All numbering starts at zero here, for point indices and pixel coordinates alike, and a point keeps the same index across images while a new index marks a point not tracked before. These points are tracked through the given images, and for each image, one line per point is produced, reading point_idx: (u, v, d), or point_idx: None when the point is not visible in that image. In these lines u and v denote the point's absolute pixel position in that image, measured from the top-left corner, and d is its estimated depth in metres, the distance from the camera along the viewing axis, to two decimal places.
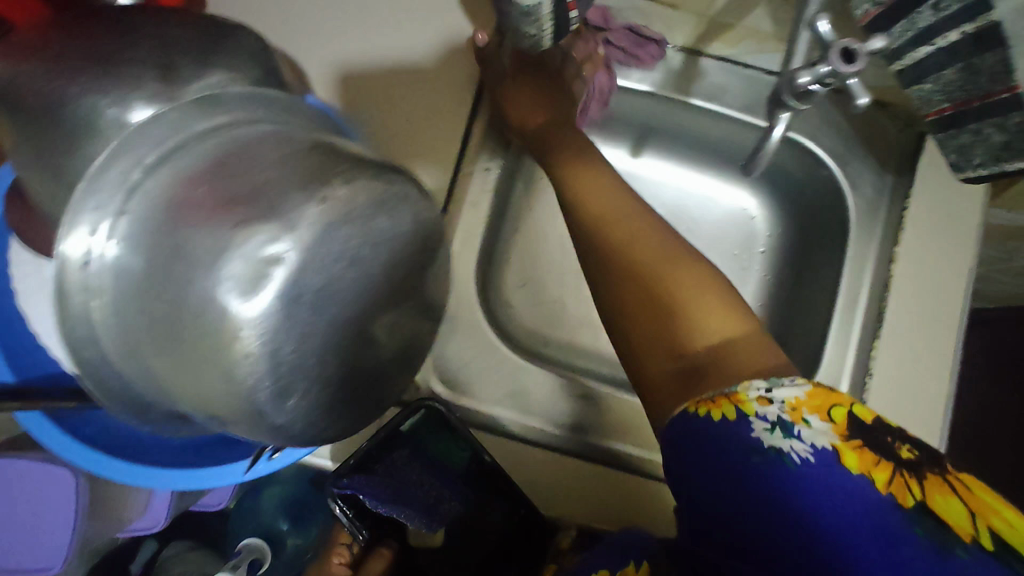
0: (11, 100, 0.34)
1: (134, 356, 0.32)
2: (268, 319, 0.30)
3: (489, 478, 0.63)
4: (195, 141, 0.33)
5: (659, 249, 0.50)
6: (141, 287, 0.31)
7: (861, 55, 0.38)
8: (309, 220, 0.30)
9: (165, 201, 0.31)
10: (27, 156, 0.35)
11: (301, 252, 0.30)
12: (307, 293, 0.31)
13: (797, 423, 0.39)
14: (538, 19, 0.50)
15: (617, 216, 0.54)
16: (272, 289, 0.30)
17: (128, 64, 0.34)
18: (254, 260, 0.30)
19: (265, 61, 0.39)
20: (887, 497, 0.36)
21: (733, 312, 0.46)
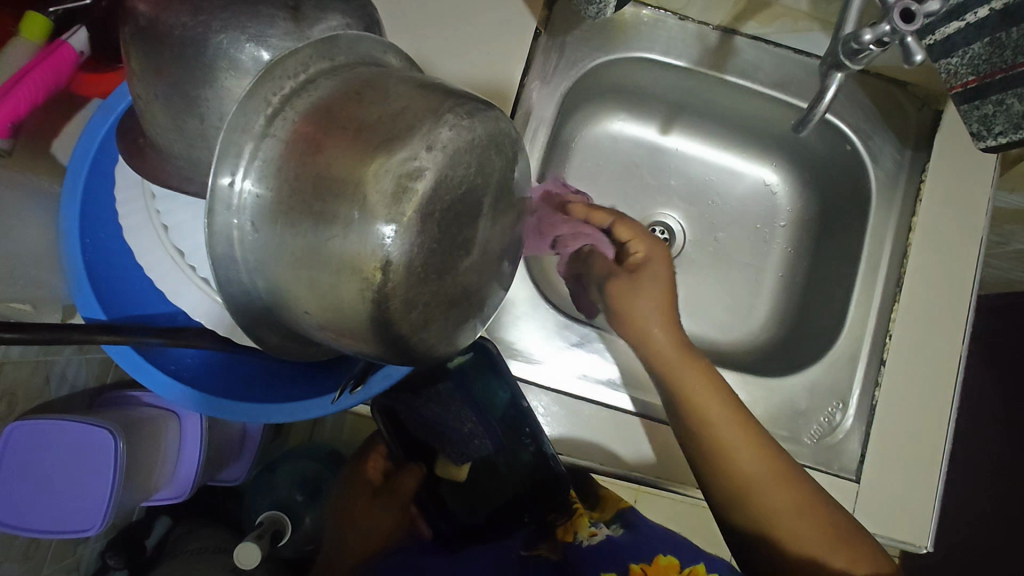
0: (154, 37, 0.37)
1: (269, 273, 0.36)
2: (407, 230, 0.34)
3: (519, 422, 0.69)
4: (325, 76, 0.36)
5: (798, 509, 0.63)
6: (282, 205, 0.35)
7: (919, 14, 0.43)
8: (442, 142, 0.34)
9: (305, 127, 0.35)
10: (159, 89, 0.38)
11: (437, 171, 0.34)
12: (438, 210, 0.35)
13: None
14: None
15: (762, 484, 0.64)
16: (413, 205, 0.34)
17: (261, 2, 0.37)
18: (398, 176, 0.33)
19: (368, 12, 0.42)
20: None
21: (853, 547, 0.62)
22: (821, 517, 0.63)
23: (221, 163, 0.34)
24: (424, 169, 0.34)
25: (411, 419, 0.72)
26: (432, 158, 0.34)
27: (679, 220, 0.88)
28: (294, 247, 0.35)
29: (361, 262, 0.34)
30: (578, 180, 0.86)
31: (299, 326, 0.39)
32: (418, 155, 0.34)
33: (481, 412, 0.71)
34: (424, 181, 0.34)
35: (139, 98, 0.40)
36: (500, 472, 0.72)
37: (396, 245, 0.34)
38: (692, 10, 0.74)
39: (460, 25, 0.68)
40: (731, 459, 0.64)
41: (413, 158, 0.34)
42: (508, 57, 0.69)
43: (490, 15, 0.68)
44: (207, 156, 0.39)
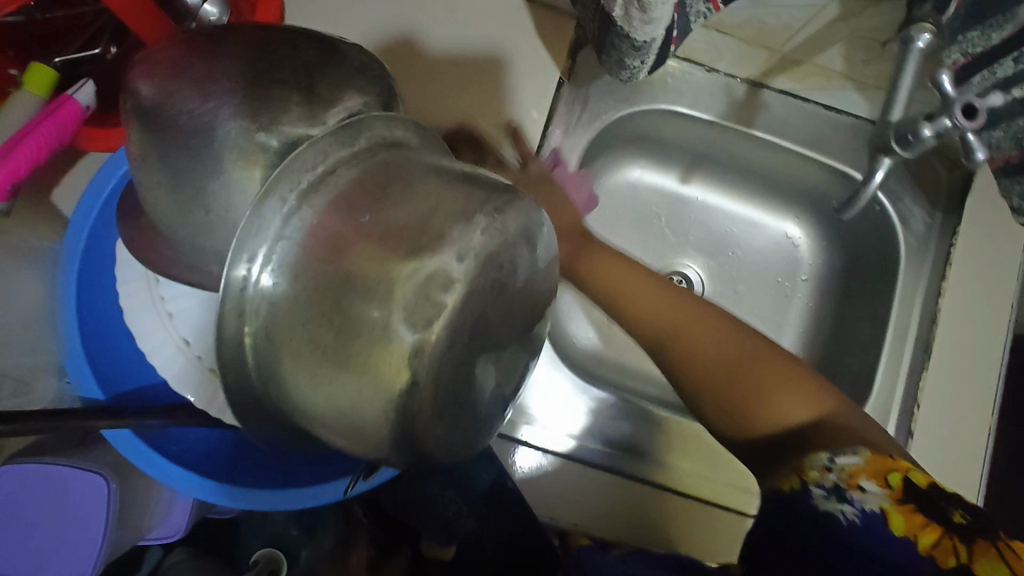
0: (161, 125, 0.35)
1: (284, 381, 0.34)
2: (434, 346, 0.32)
3: (496, 496, 0.69)
4: (346, 167, 0.34)
5: (730, 346, 0.53)
6: (302, 314, 0.32)
7: (982, 109, 0.41)
8: (472, 248, 0.32)
9: (327, 232, 0.33)
10: (163, 176, 0.36)
11: (468, 281, 0.32)
12: (467, 322, 0.33)
13: (852, 488, 0.41)
14: (645, 53, 0.49)
15: (684, 326, 0.55)
16: (440, 318, 0.32)
17: (276, 88, 0.35)
18: (427, 288, 0.31)
19: (388, 86, 0.40)
20: (926, 559, 0.38)
21: (805, 389, 0.49)
22: (767, 366, 0.51)
23: (233, 268, 0.32)
24: (454, 280, 0.32)
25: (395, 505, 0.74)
26: (463, 269, 0.32)
27: (698, 270, 0.86)
28: (310, 357, 0.32)
29: (384, 376, 0.32)
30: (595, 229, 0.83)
31: (310, 428, 0.36)
32: (447, 266, 0.32)
33: (462, 489, 0.71)
34: (454, 293, 0.32)
35: (142, 178, 0.37)
36: (486, 546, 0.71)
37: (424, 360, 0.32)
38: (720, 63, 0.72)
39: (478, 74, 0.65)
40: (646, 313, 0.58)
41: (443, 268, 0.31)
42: (524, 109, 0.66)
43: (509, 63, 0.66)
44: (210, 248, 0.37)
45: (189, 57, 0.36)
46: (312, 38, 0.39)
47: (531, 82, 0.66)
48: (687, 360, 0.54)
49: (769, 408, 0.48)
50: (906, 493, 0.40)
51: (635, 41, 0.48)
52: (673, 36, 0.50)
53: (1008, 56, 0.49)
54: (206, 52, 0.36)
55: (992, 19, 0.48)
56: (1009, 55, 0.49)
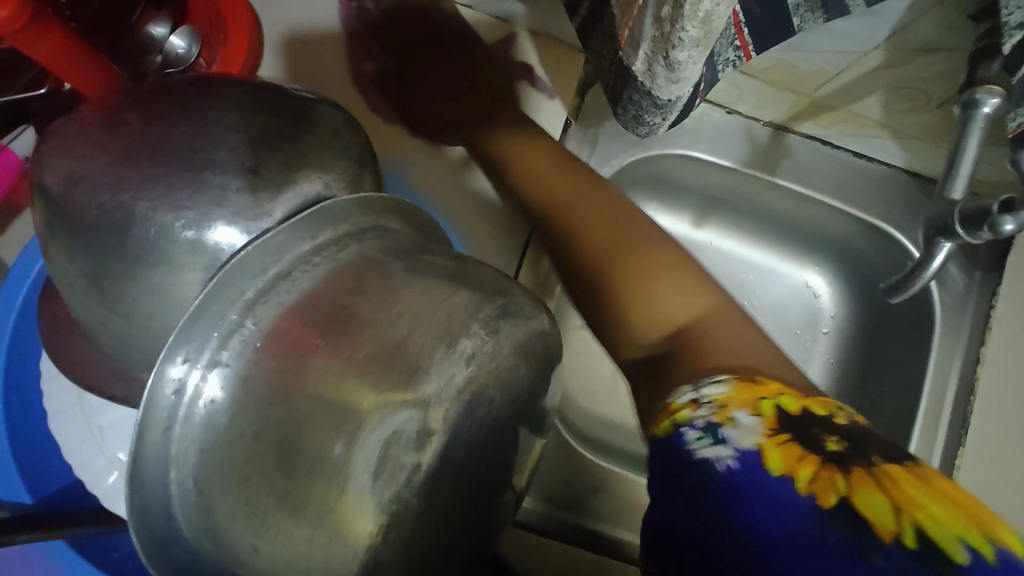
0: (69, 208, 0.28)
1: (216, 541, 0.27)
2: (408, 508, 0.26)
3: None
4: (301, 270, 0.27)
5: (617, 226, 0.47)
6: (235, 462, 0.25)
7: None
8: (454, 388, 0.26)
9: (274, 357, 0.26)
10: (78, 271, 0.29)
11: (448, 428, 0.26)
12: (450, 474, 0.27)
13: (722, 422, 0.30)
14: (670, 111, 0.43)
15: (576, 202, 0.49)
16: (415, 480, 0.26)
17: (212, 169, 0.28)
18: (395, 443, 0.25)
19: (359, 155, 0.33)
20: (806, 499, 0.27)
21: (696, 285, 0.42)
22: (650, 254, 0.44)
23: (152, 407, 0.25)
24: (432, 432, 0.26)
25: None
26: (443, 415, 0.26)
27: None
28: (244, 518, 0.26)
29: (343, 543, 0.26)
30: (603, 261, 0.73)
31: None
32: (423, 410, 0.25)
33: None
34: (428, 450, 0.26)
35: (53, 265, 0.31)
36: None
37: (394, 525, 0.26)
38: (742, 104, 0.66)
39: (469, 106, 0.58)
40: (553, 201, 0.50)
41: (418, 415, 0.25)
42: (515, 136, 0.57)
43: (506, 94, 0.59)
44: (138, 359, 0.30)
45: (110, 123, 0.29)
46: (264, 94, 0.32)
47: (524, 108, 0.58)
48: (572, 243, 0.47)
49: (648, 303, 0.42)
50: (780, 422, 0.29)
51: (657, 99, 0.41)
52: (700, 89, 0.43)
53: None
54: (134, 121, 0.29)
55: None
56: None
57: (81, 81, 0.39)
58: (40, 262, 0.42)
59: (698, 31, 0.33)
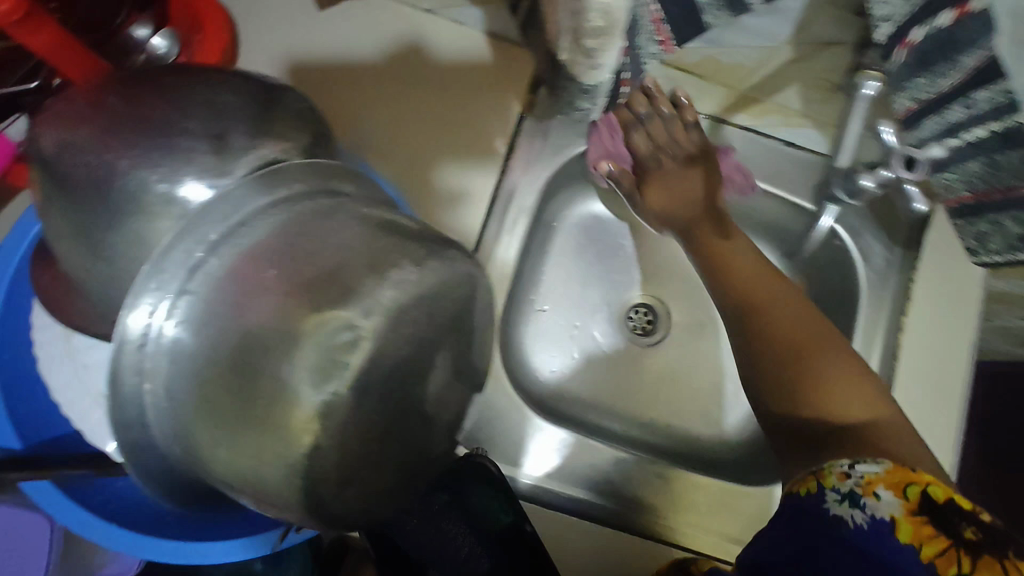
0: (59, 171, 0.33)
1: (187, 442, 0.32)
2: (341, 406, 0.30)
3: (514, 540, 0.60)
4: (257, 219, 0.32)
5: (807, 324, 0.54)
6: (200, 373, 0.30)
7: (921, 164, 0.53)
8: (383, 304, 0.30)
9: (233, 285, 0.31)
10: (68, 226, 0.34)
11: (376, 341, 0.30)
12: (376, 381, 0.31)
13: (865, 495, 0.40)
14: (594, 95, 0.49)
15: (767, 291, 0.58)
16: (345, 379, 0.30)
17: (182, 136, 0.34)
18: (330, 349, 0.30)
19: (315, 129, 0.39)
20: (926, 565, 0.37)
21: (874, 398, 0.49)
22: (833, 358, 0.51)
23: (127, 326, 0.30)
24: (360, 340, 0.30)
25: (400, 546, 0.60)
26: (371, 324, 0.30)
27: (664, 302, 0.86)
28: (209, 420, 0.30)
29: (290, 443, 0.30)
30: (575, 252, 0.84)
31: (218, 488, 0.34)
32: (355, 322, 0.30)
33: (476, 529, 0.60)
34: (360, 353, 0.30)
35: (48, 225, 0.36)
36: None
37: (332, 421, 0.30)
38: None
39: (423, 88, 0.65)
40: (748, 285, 0.59)
41: (349, 326, 0.30)
42: (469, 119, 0.65)
43: (459, 77, 0.66)
44: (116, 300, 0.35)
45: (97, 101, 0.34)
46: (230, 77, 0.37)
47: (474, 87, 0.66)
48: (766, 324, 0.55)
49: (823, 400, 0.49)
50: (921, 505, 0.39)
51: (584, 83, 0.47)
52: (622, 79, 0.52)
53: (957, 102, 0.51)
54: (119, 97, 0.35)
55: (938, 67, 0.49)
56: (957, 101, 0.51)
57: (75, 72, 0.44)
58: (37, 226, 0.45)
59: (601, 21, 0.38)
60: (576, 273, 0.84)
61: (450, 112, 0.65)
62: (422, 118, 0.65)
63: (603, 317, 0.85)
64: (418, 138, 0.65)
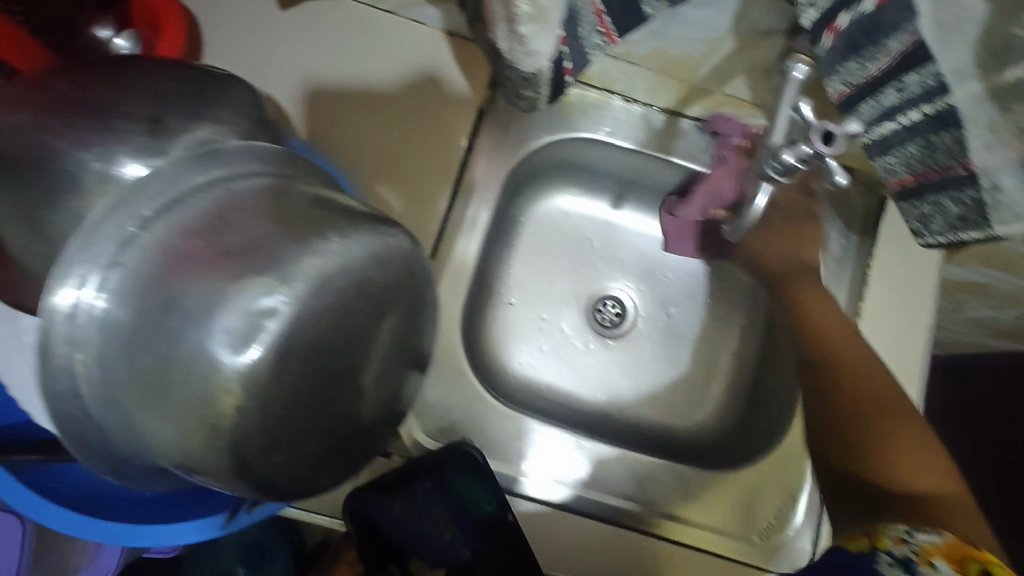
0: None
1: (119, 410, 0.33)
2: (261, 371, 0.31)
3: (497, 532, 0.63)
4: (189, 197, 0.33)
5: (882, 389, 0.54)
6: (129, 341, 0.32)
7: (838, 138, 0.47)
8: (304, 274, 0.31)
9: (160, 257, 0.32)
10: (7, 206, 0.35)
11: (295, 306, 0.31)
12: (300, 346, 0.32)
13: (922, 564, 0.39)
14: (536, 84, 0.51)
15: (844, 346, 0.58)
16: (266, 343, 0.31)
17: (117, 118, 0.35)
18: (250, 314, 0.31)
19: (259, 114, 0.40)
20: None
21: (944, 470, 0.48)
22: (908, 426, 0.51)
23: (54, 296, 0.31)
24: (279, 307, 0.31)
25: (386, 522, 0.64)
26: (291, 292, 0.31)
27: (632, 294, 0.86)
28: (136, 386, 0.32)
29: (215, 408, 0.31)
30: (543, 244, 0.86)
31: (162, 463, 0.35)
32: (275, 288, 0.31)
33: (459, 514, 0.65)
34: (280, 319, 0.31)
35: None
36: None
37: (256, 386, 0.31)
38: (638, 92, 0.73)
39: (383, 84, 0.68)
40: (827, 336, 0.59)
41: (268, 293, 0.31)
42: (428, 116, 0.69)
43: (419, 74, 0.68)
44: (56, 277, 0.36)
45: (41, 87, 0.36)
46: (172, 65, 0.39)
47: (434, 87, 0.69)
48: (839, 377, 0.55)
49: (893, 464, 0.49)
50: None
51: (522, 73, 0.49)
52: (564, 69, 0.54)
53: (889, 86, 0.54)
54: (61, 82, 0.36)
55: (867, 51, 0.52)
56: (889, 85, 0.54)
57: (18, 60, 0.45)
58: None
59: (530, 8, 0.40)
60: (544, 268, 0.85)
61: (410, 109, 0.69)
62: (383, 115, 0.68)
63: (571, 311, 0.85)
64: (376, 135, 0.68)
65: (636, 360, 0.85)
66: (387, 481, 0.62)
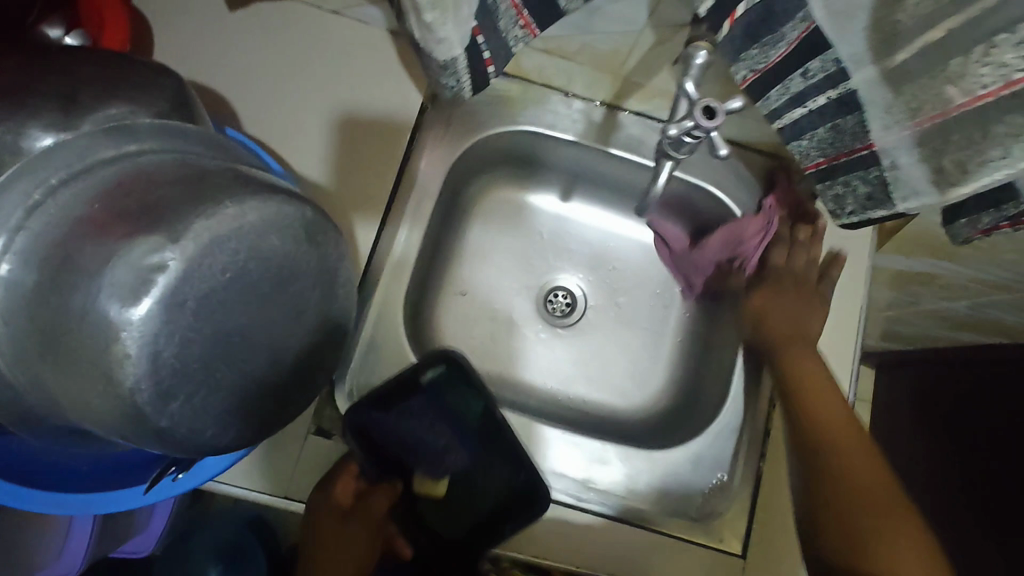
0: None
1: (26, 366, 0.36)
2: (149, 323, 0.33)
3: (491, 430, 0.73)
4: (94, 167, 0.36)
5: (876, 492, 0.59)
6: (31, 299, 0.34)
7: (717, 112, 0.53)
8: (193, 234, 0.34)
9: (60, 221, 0.34)
10: None
11: (182, 262, 0.33)
12: (190, 298, 0.34)
13: None
14: (454, 72, 0.55)
15: (845, 446, 0.63)
16: (154, 294, 0.33)
17: (34, 99, 0.39)
18: (139, 269, 0.33)
19: (180, 97, 0.44)
20: None
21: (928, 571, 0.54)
22: (897, 526, 0.56)
23: None
24: (168, 263, 0.33)
25: (384, 436, 0.70)
26: (179, 250, 0.33)
27: (581, 286, 0.89)
28: (38, 341, 0.35)
29: (108, 359, 0.33)
30: (494, 239, 0.88)
31: (77, 424, 0.37)
32: (165, 245, 0.33)
33: (454, 423, 0.73)
34: (168, 275, 0.33)
35: None
36: (480, 481, 0.72)
37: (151, 337, 0.33)
38: (577, 87, 0.76)
39: (327, 77, 0.71)
40: (830, 433, 0.65)
41: (156, 251, 0.33)
42: (371, 109, 0.71)
43: (361, 68, 0.71)
44: None
45: None
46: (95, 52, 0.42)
47: (376, 81, 0.71)
48: (841, 478, 0.61)
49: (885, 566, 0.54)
50: None
51: (440, 62, 0.53)
52: (484, 57, 0.55)
53: (795, 73, 0.57)
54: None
55: (767, 38, 0.55)
56: (795, 71, 0.57)
57: None
58: None
59: None
60: (495, 261, 0.87)
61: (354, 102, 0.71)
62: (327, 108, 0.70)
63: (524, 303, 0.88)
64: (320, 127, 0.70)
65: (588, 350, 0.87)
66: (379, 391, 0.69)
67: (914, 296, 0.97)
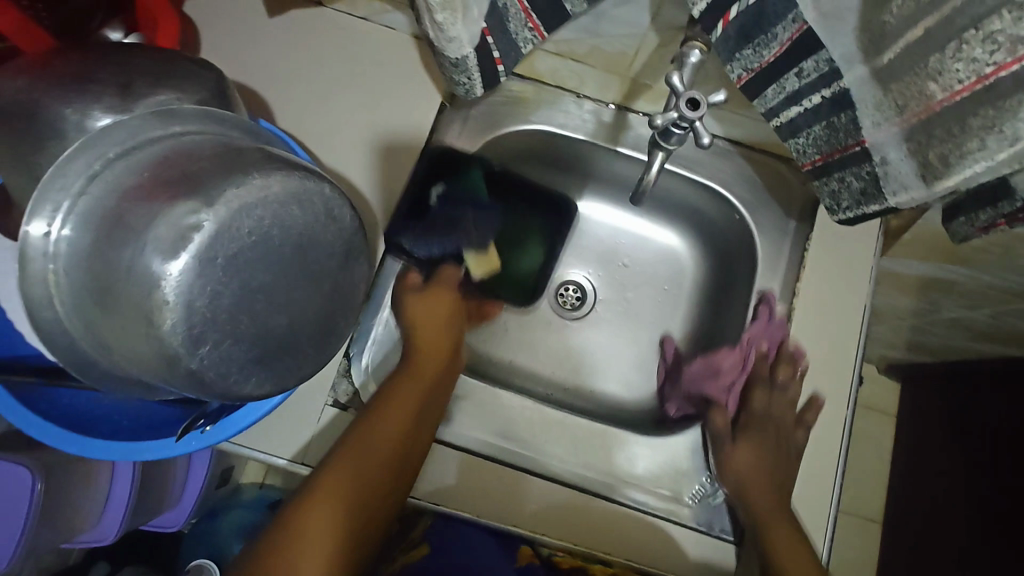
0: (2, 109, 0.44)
1: (83, 311, 0.41)
2: (184, 274, 0.38)
3: (511, 176, 0.83)
4: (144, 143, 0.42)
5: None
6: (89, 253, 0.40)
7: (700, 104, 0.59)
8: (226, 200, 0.39)
9: (115, 188, 0.40)
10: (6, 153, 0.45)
11: (215, 223, 0.39)
12: (220, 255, 0.39)
13: None
14: (466, 68, 0.60)
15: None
16: (191, 249, 0.38)
17: (93, 84, 0.45)
18: (180, 228, 0.38)
19: (218, 87, 0.50)
20: None
21: None
22: None
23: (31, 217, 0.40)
24: (203, 223, 0.38)
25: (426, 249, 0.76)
26: (213, 213, 0.38)
27: (590, 280, 0.93)
28: (94, 289, 0.40)
29: (150, 304, 0.39)
30: None
31: (120, 366, 0.43)
32: (200, 209, 0.38)
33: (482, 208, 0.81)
34: (203, 235, 0.38)
35: None
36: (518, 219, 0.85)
37: (187, 287, 0.39)
38: (587, 88, 0.81)
39: (354, 77, 0.77)
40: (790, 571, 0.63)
41: (193, 213, 0.38)
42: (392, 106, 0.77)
43: (385, 71, 0.77)
44: None
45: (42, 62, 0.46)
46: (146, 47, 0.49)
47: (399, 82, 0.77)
48: None
49: None
50: None
51: (451, 58, 0.58)
52: (494, 57, 0.60)
53: (789, 73, 0.59)
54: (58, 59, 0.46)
55: (759, 39, 0.57)
56: (789, 72, 0.59)
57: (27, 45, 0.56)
58: None
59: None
60: None
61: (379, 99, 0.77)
62: (353, 106, 0.77)
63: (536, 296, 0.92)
64: (346, 122, 0.76)
65: (596, 340, 0.91)
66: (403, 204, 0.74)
67: (930, 303, 0.96)
